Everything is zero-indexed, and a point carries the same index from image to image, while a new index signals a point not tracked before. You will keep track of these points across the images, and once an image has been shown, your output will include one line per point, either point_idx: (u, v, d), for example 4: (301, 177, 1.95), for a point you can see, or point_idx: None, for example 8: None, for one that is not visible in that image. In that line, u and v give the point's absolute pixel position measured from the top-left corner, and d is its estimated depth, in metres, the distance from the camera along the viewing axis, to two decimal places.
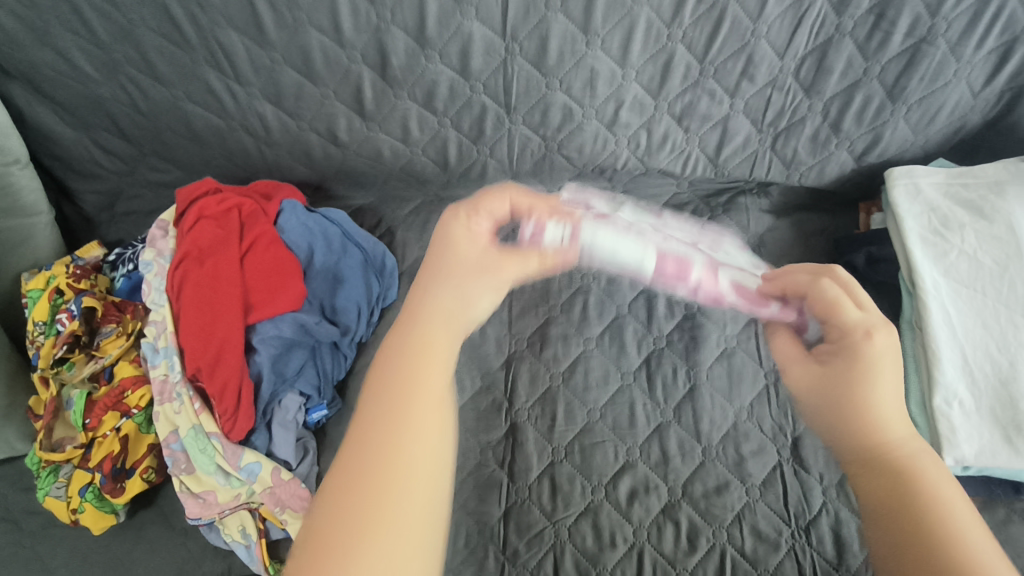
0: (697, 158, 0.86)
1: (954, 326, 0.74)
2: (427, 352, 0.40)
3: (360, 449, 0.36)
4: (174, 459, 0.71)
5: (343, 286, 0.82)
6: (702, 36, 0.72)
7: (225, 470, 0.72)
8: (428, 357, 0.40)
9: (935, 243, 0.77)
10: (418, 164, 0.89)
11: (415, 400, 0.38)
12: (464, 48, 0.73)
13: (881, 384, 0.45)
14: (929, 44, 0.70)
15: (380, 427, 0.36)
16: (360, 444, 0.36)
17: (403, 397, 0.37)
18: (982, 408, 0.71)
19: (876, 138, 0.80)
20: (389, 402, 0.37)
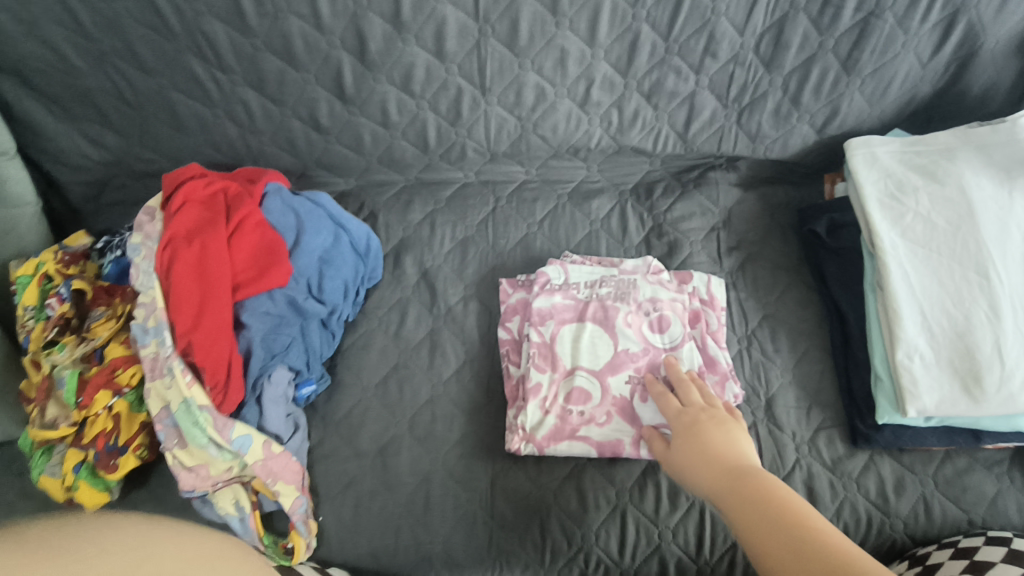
0: (666, 134, 0.90)
1: (912, 284, 0.78)
2: None
3: None
4: (167, 434, 0.71)
5: (330, 264, 0.83)
6: (666, 14, 0.76)
7: (217, 442, 0.71)
8: None
9: (892, 207, 0.81)
10: (399, 147, 0.92)
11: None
12: (439, 31, 0.77)
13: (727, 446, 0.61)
14: (877, 18, 0.75)
15: None
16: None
17: None
18: (941, 361, 0.75)
19: (834, 110, 0.84)
20: None
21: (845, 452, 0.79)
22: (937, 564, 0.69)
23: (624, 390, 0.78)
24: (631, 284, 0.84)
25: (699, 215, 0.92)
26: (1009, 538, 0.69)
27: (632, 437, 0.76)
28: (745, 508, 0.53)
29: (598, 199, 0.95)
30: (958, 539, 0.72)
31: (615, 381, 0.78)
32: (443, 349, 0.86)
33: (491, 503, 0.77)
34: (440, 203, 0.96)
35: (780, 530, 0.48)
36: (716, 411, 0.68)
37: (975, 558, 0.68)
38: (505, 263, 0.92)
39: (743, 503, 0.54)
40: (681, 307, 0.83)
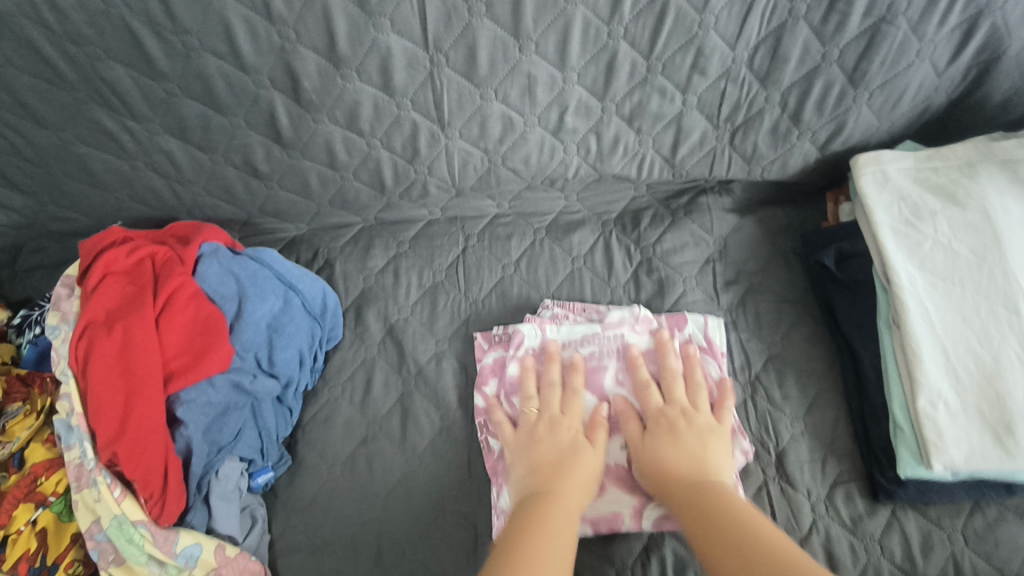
0: (652, 160, 0.80)
1: (933, 322, 0.70)
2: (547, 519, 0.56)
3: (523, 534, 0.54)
4: (101, 550, 0.62)
5: (280, 335, 0.73)
6: (646, 31, 0.66)
7: (159, 558, 0.63)
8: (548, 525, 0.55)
9: (907, 234, 0.73)
10: (352, 189, 0.81)
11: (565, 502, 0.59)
12: (383, 64, 0.65)
13: (693, 446, 0.65)
14: (889, 24, 0.65)
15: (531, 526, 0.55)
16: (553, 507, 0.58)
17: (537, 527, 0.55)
18: (968, 408, 0.67)
19: (839, 125, 0.75)
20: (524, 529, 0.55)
21: (865, 509, 0.71)
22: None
23: (619, 456, 0.70)
24: (615, 339, 0.75)
25: (692, 246, 0.84)
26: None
27: (631, 508, 0.68)
28: (695, 506, 0.58)
29: (580, 231, 0.86)
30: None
31: (607, 448, 0.70)
32: (415, 418, 0.77)
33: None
34: (404, 245, 0.87)
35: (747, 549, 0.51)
36: (697, 417, 0.67)
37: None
38: (479, 312, 0.82)
39: (705, 514, 0.57)
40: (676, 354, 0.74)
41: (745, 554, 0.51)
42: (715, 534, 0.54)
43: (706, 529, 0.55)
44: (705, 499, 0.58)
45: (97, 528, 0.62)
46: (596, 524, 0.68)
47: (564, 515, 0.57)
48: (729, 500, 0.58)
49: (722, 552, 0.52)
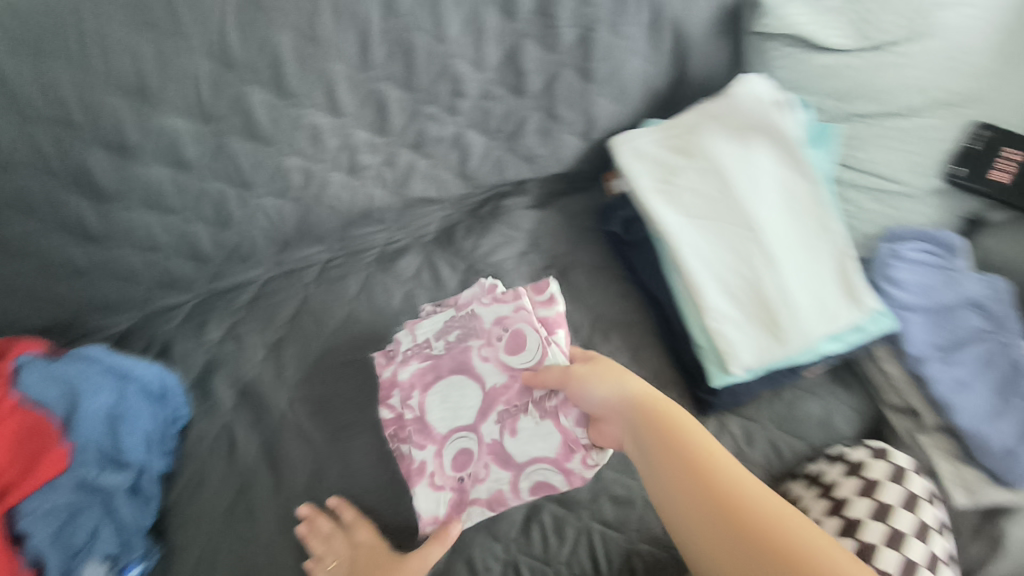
0: (448, 177, 0.90)
1: (703, 256, 0.84)
2: None
3: None
4: None
5: (123, 424, 0.73)
6: (401, 69, 0.75)
7: None
8: None
9: (665, 192, 0.87)
10: (175, 267, 0.82)
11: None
12: (166, 142, 0.69)
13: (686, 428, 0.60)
14: (594, 30, 0.80)
15: None
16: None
17: None
18: (745, 317, 0.82)
19: (589, 116, 0.89)
20: None
21: (696, 424, 0.84)
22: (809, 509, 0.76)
23: (494, 432, 0.75)
24: (471, 319, 0.80)
25: (505, 244, 0.93)
26: (865, 463, 0.77)
27: (509, 482, 0.74)
28: (675, 481, 0.56)
29: (405, 256, 0.93)
30: (822, 470, 0.79)
31: (486, 428, 0.75)
32: (285, 466, 0.79)
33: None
34: (241, 311, 0.88)
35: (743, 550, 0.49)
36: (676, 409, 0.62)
37: (835, 496, 0.75)
38: (328, 352, 0.86)
39: (683, 490, 0.55)
40: (526, 315, 0.77)
41: (738, 550, 0.50)
42: (707, 525, 0.52)
43: (692, 513, 0.54)
44: (691, 472, 0.56)
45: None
46: (483, 504, 0.74)
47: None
48: (738, 490, 0.53)
49: (713, 541, 0.52)
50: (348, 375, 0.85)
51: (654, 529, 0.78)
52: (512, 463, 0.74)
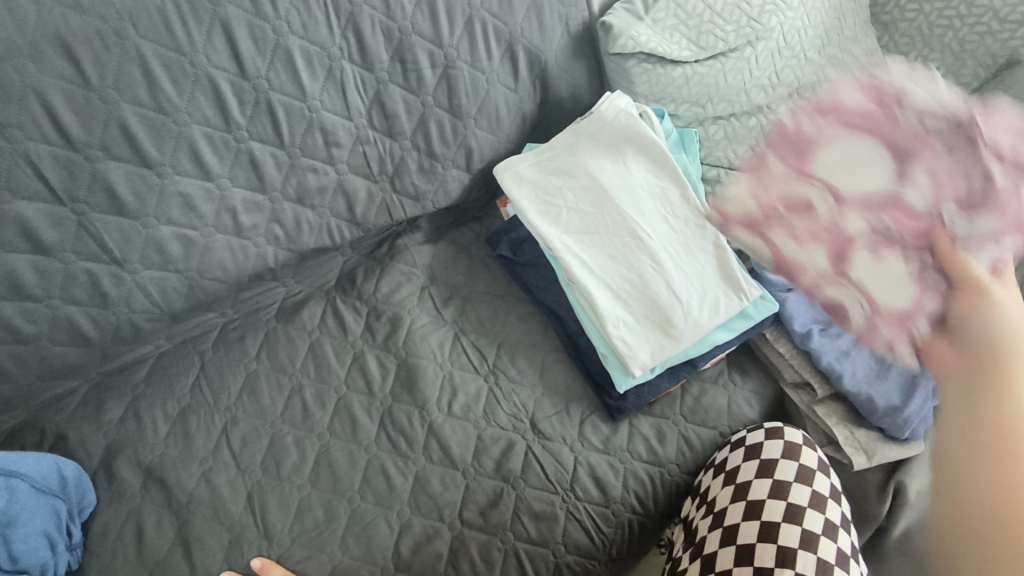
0: (337, 224, 0.90)
1: (593, 267, 0.88)
2: None
3: None
4: None
5: (14, 532, 0.68)
6: (267, 127, 0.77)
7: None
8: None
9: (549, 212, 0.91)
10: (55, 355, 0.77)
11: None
12: (23, 229, 0.67)
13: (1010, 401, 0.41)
14: (454, 69, 0.84)
15: None
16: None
17: None
18: (639, 319, 0.86)
19: (468, 148, 0.92)
20: None
21: (609, 430, 0.87)
22: (717, 498, 0.80)
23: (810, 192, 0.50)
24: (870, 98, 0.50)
25: (405, 282, 0.94)
26: (759, 443, 0.81)
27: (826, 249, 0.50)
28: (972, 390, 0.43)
29: (307, 307, 0.93)
30: (724, 457, 0.83)
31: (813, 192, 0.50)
32: (200, 541, 0.77)
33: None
34: (138, 387, 0.86)
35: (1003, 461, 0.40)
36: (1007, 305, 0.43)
37: (738, 480, 0.80)
38: (236, 417, 0.85)
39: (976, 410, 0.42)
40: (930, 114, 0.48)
41: (977, 486, 0.41)
42: (961, 439, 0.42)
43: (948, 461, 0.44)
44: (986, 415, 0.41)
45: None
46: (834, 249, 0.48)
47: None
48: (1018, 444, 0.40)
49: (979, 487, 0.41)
50: (259, 436, 0.84)
51: (579, 538, 0.81)
52: (816, 173, 0.49)
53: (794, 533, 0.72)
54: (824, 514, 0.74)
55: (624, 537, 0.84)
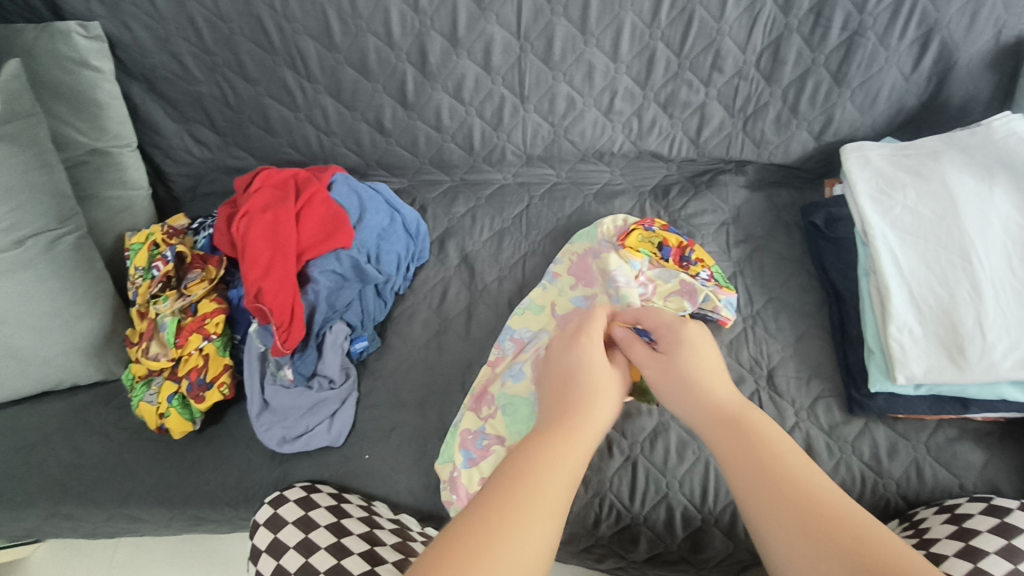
0: (681, 140, 1.03)
1: (902, 266, 0.85)
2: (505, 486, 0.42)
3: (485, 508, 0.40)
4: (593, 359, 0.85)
5: (387, 238, 0.98)
6: (678, 33, 0.90)
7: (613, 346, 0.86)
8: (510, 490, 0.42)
9: (881, 200, 0.90)
10: (448, 150, 1.07)
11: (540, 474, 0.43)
12: (487, 47, 0.93)
13: None
14: (860, 37, 0.88)
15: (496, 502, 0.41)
16: (498, 492, 0.42)
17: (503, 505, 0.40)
18: (929, 333, 0.82)
19: (829, 118, 0.97)
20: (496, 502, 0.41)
21: (841, 418, 0.86)
22: (930, 528, 0.75)
23: None
24: None
25: (711, 212, 1.03)
26: (1010, 509, 0.72)
27: None
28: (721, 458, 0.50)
29: (620, 198, 1.06)
30: (959, 503, 0.76)
31: None
32: (478, 318, 0.97)
33: None
34: (481, 199, 1.09)
35: (746, 462, 0.47)
36: None
37: (924, 535, 0.74)
38: (535, 250, 1.03)
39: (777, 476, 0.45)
40: None
41: None
42: None
43: None
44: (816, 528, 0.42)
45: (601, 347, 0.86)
46: None
47: (546, 504, 0.41)
48: None
49: None
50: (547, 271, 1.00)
51: None
52: None
53: (1005, 567, 0.65)
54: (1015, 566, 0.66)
55: None
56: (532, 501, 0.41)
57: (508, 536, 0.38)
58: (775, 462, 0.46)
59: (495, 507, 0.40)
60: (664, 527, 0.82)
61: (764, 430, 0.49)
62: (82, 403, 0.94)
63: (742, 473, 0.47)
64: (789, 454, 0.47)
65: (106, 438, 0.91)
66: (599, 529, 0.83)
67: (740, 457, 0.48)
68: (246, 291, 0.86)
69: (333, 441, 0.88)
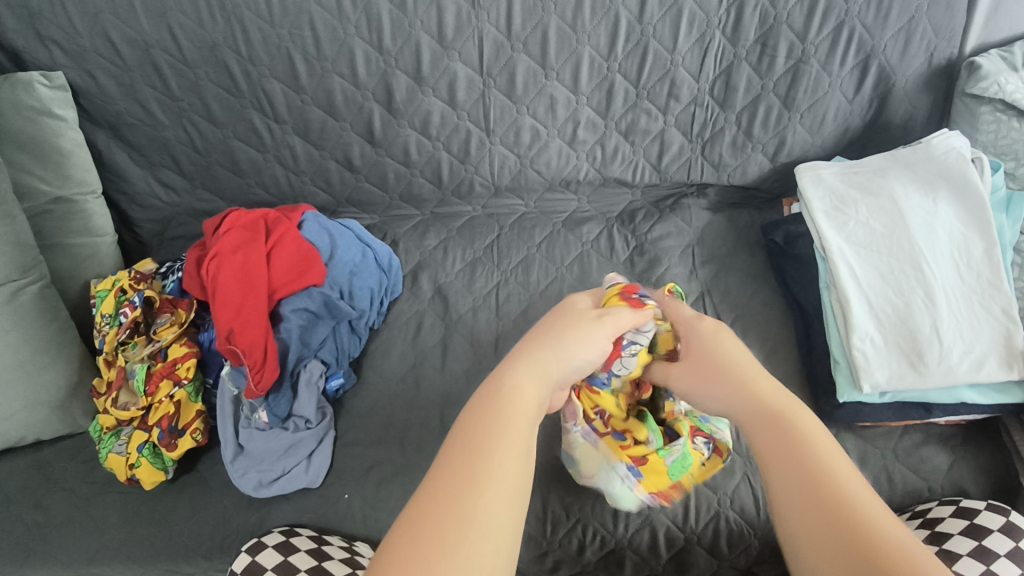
0: (643, 165, 1.06)
1: (860, 279, 0.88)
2: (476, 472, 0.41)
3: (453, 481, 0.40)
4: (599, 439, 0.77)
5: (359, 274, 0.99)
6: (634, 65, 0.94)
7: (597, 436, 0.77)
8: (479, 479, 0.40)
9: (836, 216, 0.94)
10: (417, 184, 1.08)
11: (493, 452, 0.42)
12: (451, 84, 0.95)
13: None
14: (805, 64, 0.93)
15: (462, 483, 0.40)
16: (450, 471, 0.41)
17: (464, 493, 0.39)
18: (889, 342, 0.85)
19: (782, 140, 1.01)
20: (459, 483, 0.40)
21: None
22: None
23: None
24: None
25: (676, 234, 1.06)
26: (978, 510, 0.74)
27: None
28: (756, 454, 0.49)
29: (588, 224, 1.08)
30: (931, 507, 0.78)
31: None
32: (454, 348, 0.97)
33: (528, 501, 0.84)
34: (452, 231, 1.10)
35: (783, 454, 0.46)
36: None
37: None
38: (508, 279, 1.04)
39: (794, 463, 0.45)
40: None
41: None
42: None
43: None
44: (836, 521, 0.40)
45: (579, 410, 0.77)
46: None
47: (501, 488, 0.40)
48: None
49: None
50: (519, 299, 1.01)
51: (746, 503, 0.83)
52: None
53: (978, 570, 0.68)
54: (986, 565, 0.69)
55: None
56: (490, 481, 0.40)
57: (472, 530, 0.37)
58: (812, 458, 0.44)
59: (443, 495, 0.39)
60: (648, 549, 0.82)
61: (797, 421, 0.48)
62: (47, 457, 0.91)
63: (781, 471, 0.45)
64: (833, 454, 0.45)
65: (72, 494, 0.88)
66: (584, 555, 0.83)
67: (767, 444, 0.48)
68: (218, 333, 0.86)
69: (312, 482, 0.86)
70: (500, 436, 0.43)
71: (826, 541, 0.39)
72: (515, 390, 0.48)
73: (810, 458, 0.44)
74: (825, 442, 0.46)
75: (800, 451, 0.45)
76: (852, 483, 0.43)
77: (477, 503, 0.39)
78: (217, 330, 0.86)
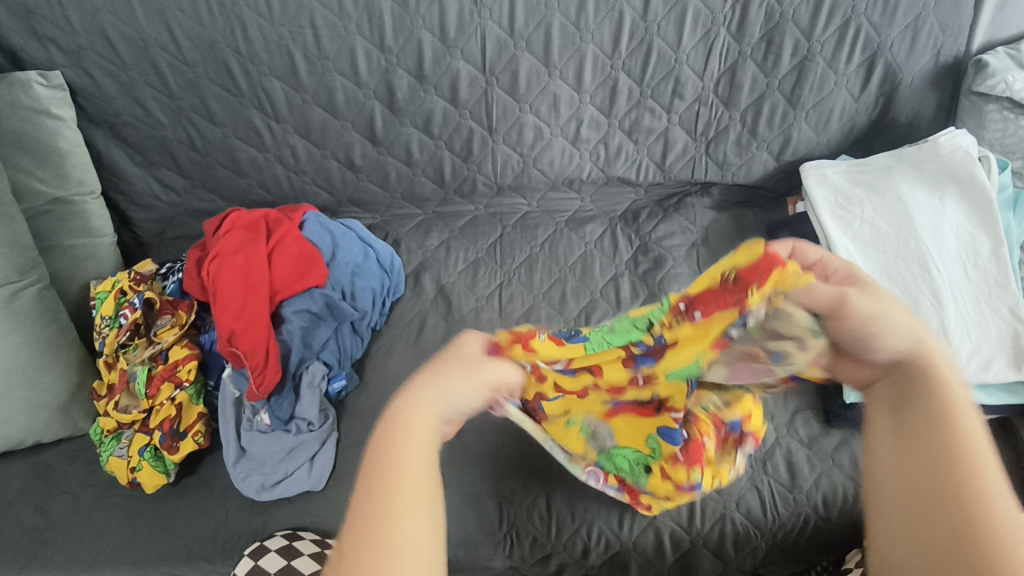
0: (647, 164, 1.06)
1: (866, 278, 0.88)
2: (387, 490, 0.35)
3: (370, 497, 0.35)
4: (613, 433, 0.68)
5: (361, 275, 0.98)
6: (638, 63, 0.93)
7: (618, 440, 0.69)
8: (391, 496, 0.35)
9: (841, 215, 0.93)
10: (419, 183, 1.07)
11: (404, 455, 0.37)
12: (453, 82, 0.94)
13: None
14: (811, 62, 0.92)
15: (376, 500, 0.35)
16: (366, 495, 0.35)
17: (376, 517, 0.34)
18: None
19: (787, 138, 1.00)
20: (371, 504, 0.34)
21: (819, 430, 0.88)
22: None
23: None
24: None
25: (680, 233, 1.05)
26: None
27: None
28: (894, 424, 0.39)
29: (591, 224, 1.07)
30: None
31: None
32: None
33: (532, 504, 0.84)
34: (454, 231, 1.09)
35: (880, 402, 0.41)
36: None
37: None
38: (511, 279, 1.03)
39: (892, 414, 0.39)
40: None
41: None
42: None
43: None
44: (935, 498, 0.34)
45: (539, 362, 0.60)
46: None
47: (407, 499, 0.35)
48: None
49: None
50: (523, 300, 1.00)
51: (753, 506, 0.82)
52: None
53: None
54: None
55: (795, 528, 0.82)
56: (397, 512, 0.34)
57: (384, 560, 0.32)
58: (952, 437, 0.36)
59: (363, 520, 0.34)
60: (653, 551, 0.82)
61: (952, 395, 0.38)
62: (47, 460, 0.90)
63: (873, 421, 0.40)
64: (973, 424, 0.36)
65: (73, 497, 0.87)
66: (588, 559, 0.82)
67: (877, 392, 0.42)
68: (219, 334, 0.85)
69: (314, 485, 0.85)
70: (403, 449, 0.37)
71: (913, 505, 0.34)
72: (406, 412, 0.40)
73: (950, 432, 0.36)
74: (977, 429, 0.36)
75: (919, 406, 0.38)
76: (989, 467, 0.34)
77: (391, 537, 0.32)
78: (218, 330, 0.85)
